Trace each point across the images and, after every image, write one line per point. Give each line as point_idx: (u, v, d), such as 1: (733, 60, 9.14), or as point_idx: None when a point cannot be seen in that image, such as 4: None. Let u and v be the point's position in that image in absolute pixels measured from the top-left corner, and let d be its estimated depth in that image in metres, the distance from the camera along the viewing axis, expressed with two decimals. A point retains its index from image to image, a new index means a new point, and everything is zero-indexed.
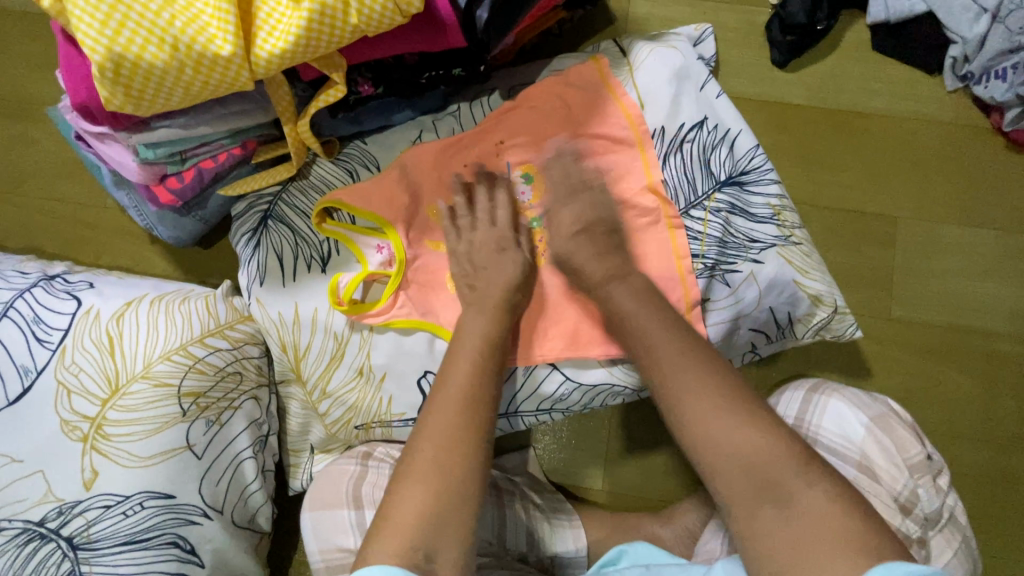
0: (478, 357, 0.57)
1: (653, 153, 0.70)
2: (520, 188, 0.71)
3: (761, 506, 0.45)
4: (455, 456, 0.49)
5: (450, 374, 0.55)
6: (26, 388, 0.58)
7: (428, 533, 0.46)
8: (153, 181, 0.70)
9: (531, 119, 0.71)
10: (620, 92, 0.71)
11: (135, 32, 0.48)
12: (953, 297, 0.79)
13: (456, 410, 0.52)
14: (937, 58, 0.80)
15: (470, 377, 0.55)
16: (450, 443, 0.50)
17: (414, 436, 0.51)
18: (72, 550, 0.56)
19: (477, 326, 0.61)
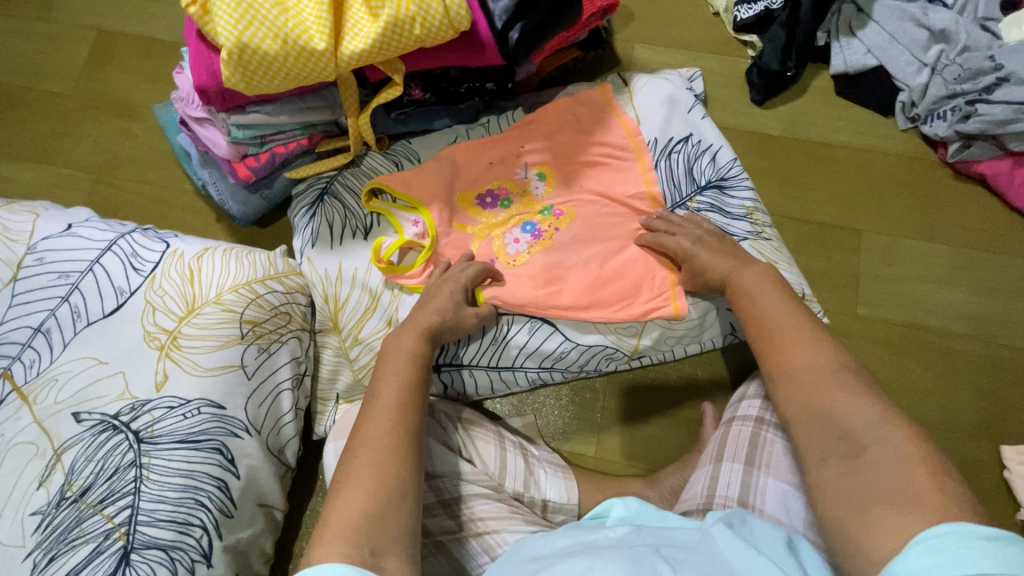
0: (407, 368, 0.63)
1: (648, 158, 0.84)
2: (534, 183, 0.85)
3: (826, 457, 0.51)
4: (388, 459, 0.54)
5: (381, 388, 0.60)
6: (119, 304, 0.71)
7: (369, 533, 0.48)
8: (236, 158, 0.85)
9: (547, 129, 0.87)
10: (621, 112, 0.87)
11: (257, 30, 0.65)
12: (912, 300, 0.90)
13: (386, 423, 0.57)
14: (890, 102, 0.96)
15: (401, 388, 0.61)
16: (383, 452, 0.54)
17: (351, 448, 0.56)
18: (138, 443, 0.66)
19: (406, 342, 0.66)
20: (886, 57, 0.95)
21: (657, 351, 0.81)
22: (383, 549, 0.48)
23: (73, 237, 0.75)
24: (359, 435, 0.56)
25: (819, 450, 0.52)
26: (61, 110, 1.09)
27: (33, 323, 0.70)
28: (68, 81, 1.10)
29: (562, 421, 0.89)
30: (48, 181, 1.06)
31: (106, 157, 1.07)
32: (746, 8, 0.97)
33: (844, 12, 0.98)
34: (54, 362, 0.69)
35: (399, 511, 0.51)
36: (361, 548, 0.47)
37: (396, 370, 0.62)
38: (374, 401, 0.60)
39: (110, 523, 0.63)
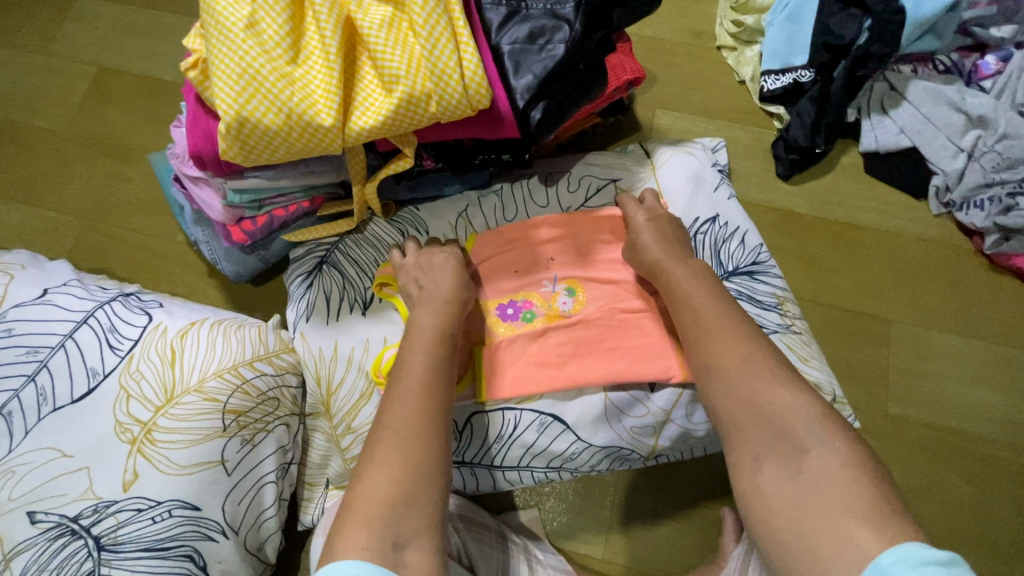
0: (433, 347, 0.63)
1: None
2: (562, 298, 0.77)
3: None
4: (414, 439, 0.54)
5: (405, 367, 0.61)
6: (90, 388, 0.64)
7: (393, 520, 0.49)
8: (231, 222, 0.80)
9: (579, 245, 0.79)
10: None
11: (259, 103, 0.60)
12: (946, 399, 0.84)
13: (411, 402, 0.57)
14: (923, 186, 0.92)
15: (425, 368, 0.61)
16: (410, 431, 0.55)
17: (375, 426, 0.56)
18: (98, 550, 0.59)
19: (429, 321, 0.66)
20: (921, 140, 0.90)
21: (674, 450, 0.75)
22: (407, 539, 0.49)
23: (47, 307, 0.69)
24: (384, 415, 0.57)
25: (752, 453, 0.53)
26: (52, 149, 1.04)
27: None
28: (62, 118, 1.05)
29: (567, 517, 0.82)
30: (33, 224, 1.00)
31: (96, 202, 1.01)
32: (773, 79, 0.94)
33: (876, 89, 0.94)
34: (11, 452, 0.62)
35: (421, 497, 0.52)
36: (383, 540, 0.48)
37: (421, 347, 0.63)
38: (400, 376, 0.60)
39: None
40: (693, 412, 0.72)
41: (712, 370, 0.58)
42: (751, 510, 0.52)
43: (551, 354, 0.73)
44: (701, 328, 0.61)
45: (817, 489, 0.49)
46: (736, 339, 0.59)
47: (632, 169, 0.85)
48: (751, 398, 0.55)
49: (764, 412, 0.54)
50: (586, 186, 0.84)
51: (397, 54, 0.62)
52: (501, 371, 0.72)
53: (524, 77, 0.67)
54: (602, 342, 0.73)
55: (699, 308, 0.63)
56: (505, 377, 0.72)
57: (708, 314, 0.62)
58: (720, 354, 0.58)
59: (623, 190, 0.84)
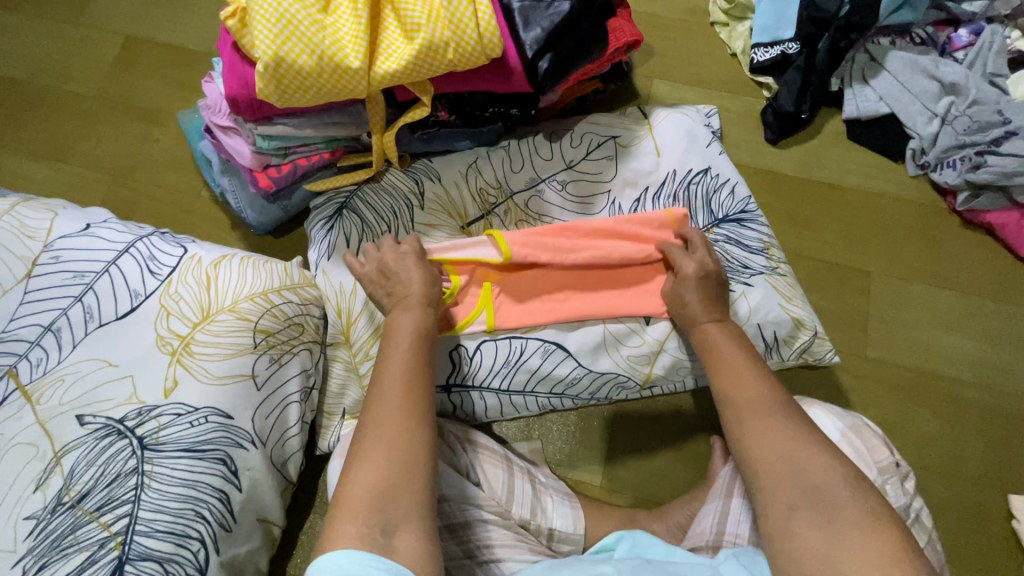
0: (412, 342, 0.63)
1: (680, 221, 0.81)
2: None
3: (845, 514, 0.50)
4: (399, 435, 0.54)
5: (386, 364, 0.61)
6: (134, 307, 0.71)
7: (381, 513, 0.50)
8: (258, 167, 0.86)
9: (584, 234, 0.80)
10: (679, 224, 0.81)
11: (294, 46, 0.66)
12: (921, 344, 0.91)
13: (393, 397, 0.57)
14: (901, 149, 0.99)
15: (403, 362, 0.61)
16: (395, 428, 0.55)
17: (360, 424, 0.57)
18: (141, 449, 0.65)
19: (407, 318, 0.66)
20: (898, 106, 0.97)
21: (668, 381, 0.81)
22: (397, 528, 0.49)
23: (90, 237, 0.75)
24: (368, 413, 0.57)
25: (786, 502, 0.54)
26: (82, 111, 1.10)
27: (44, 321, 0.69)
28: (92, 82, 1.11)
29: (568, 448, 0.88)
30: (65, 180, 1.06)
31: (125, 161, 1.07)
32: (763, 51, 1.01)
33: (858, 60, 1.01)
34: (61, 362, 0.68)
35: (407, 490, 0.52)
36: (374, 529, 0.49)
37: (402, 343, 0.63)
38: (381, 371, 0.60)
39: (106, 532, 0.62)
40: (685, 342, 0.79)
41: (740, 415, 0.60)
42: (782, 557, 0.52)
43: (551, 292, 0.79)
44: (731, 379, 0.63)
45: (842, 537, 0.50)
46: (759, 387, 0.61)
47: (631, 127, 0.91)
48: (782, 447, 0.56)
49: (788, 463, 0.55)
50: (587, 142, 0.90)
51: (419, 6, 0.69)
52: (505, 306, 0.78)
53: (533, 30, 0.73)
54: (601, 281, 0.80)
55: (730, 361, 0.65)
56: (508, 312, 0.78)
57: (739, 365, 0.64)
58: (753, 409, 0.60)
59: (622, 145, 0.89)
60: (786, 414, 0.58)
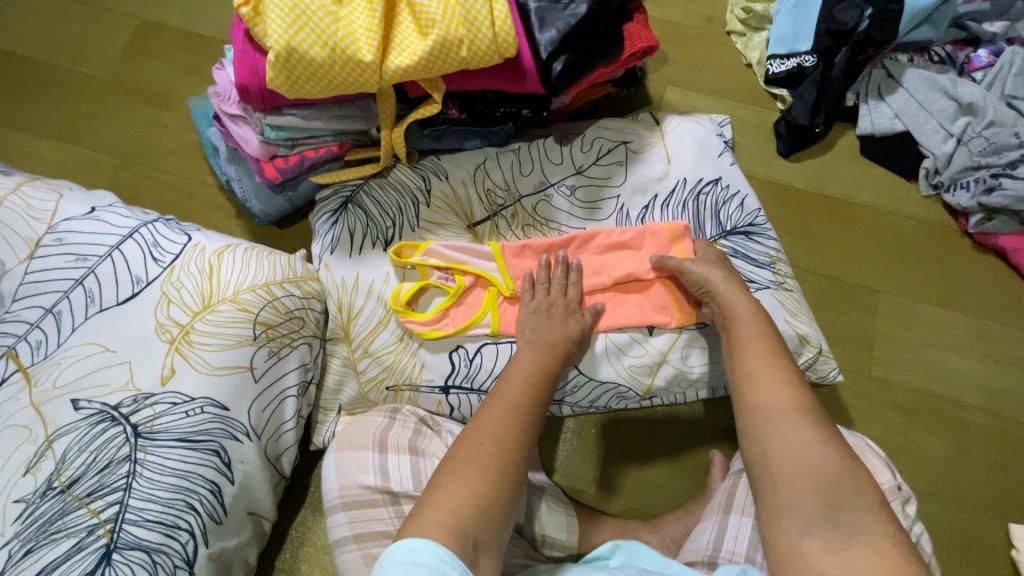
0: (538, 375, 0.64)
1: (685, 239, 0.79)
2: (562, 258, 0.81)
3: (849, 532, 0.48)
4: (506, 454, 0.54)
5: (508, 386, 0.62)
6: (134, 293, 0.70)
7: (473, 526, 0.49)
8: (265, 157, 0.85)
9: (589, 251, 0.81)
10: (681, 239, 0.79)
11: (307, 36, 0.65)
12: (927, 366, 0.90)
13: (510, 418, 0.58)
14: (915, 168, 0.98)
15: (521, 394, 0.61)
16: (503, 448, 0.55)
17: (469, 431, 0.57)
18: (135, 437, 0.64)
19: (532, 352, 0.67)
20: (913, 124, 0.97)
21: (669, 392, 0.80)
22: (482, 548, 0.48)
23: (95, 221, 0.75)
24: (479, 424, 0.57)
25: (789, 515, 0.51)
26: (92, 93, 1.09)
27: (45, 304, 0.69)
28: (102, 65, 1.11)
29: (564, 455, 0.87)
30: (71, 161, 1.06)
31: (131, 144, 1.07)
32: (778, 63, 1.00)
33: (875, 75, 0.99)
34: (60, 345, 0.68)
35: (498, 511, 0.51)
36: (460, 539, 0.47)
37: (522, 372, 0.64)
38: (501, 391, 0.61)
39: (96, 519, 0.62)
40: (688, 354, 0.78)
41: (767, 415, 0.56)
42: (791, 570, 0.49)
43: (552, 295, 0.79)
44: (759, 379, 0.59)
45: (860, 561, 0.47)
46: (791, 391, 0.57)
47: (643, 134, 0.90)
48: (807, 457, 0.53)
49: (809, 469, 0.52)
50: (597, 147, 0.89)
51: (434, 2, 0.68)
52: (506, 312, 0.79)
53: (548, 31, 0.73)
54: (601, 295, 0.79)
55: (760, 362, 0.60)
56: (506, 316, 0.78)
57: (762, 360, 0.60)
58: (776, 413, 0.56)
59: (633, 151, 0.88)
60: (811, 430, 0.54)
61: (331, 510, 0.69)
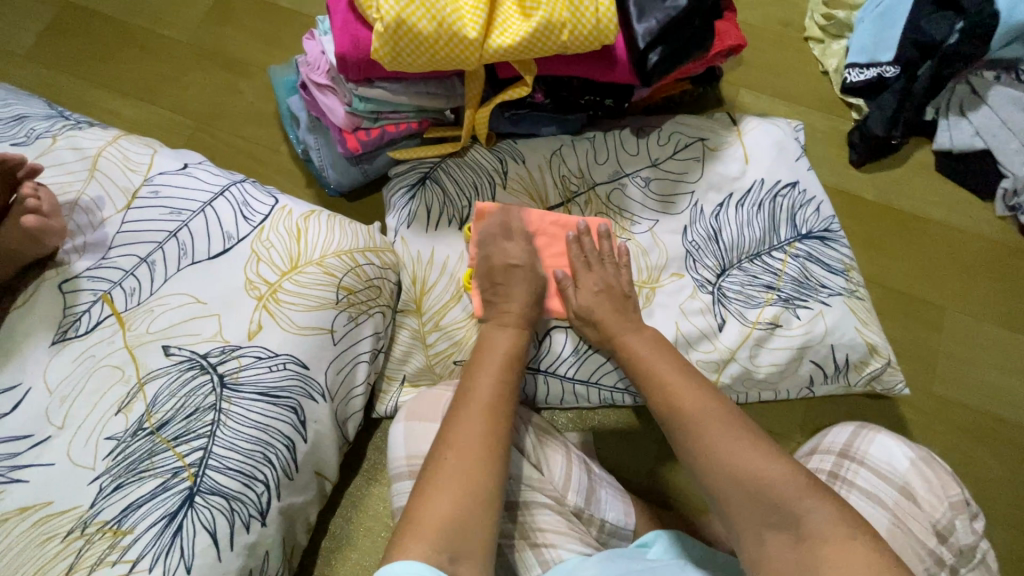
0: (498, 373, 0.65)
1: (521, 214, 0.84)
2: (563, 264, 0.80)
3: None
4: (475, 461, 0.55)
5: (472, 391, 0.62)
6: (225, 249, 0.72)
7: (451, 537, 0.49)
8: (348, 128, 0.86)
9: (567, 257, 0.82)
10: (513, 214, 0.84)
11: (415, 10, 0.66)
12: (992, 387, 0.89)
13: (477, 423, 0.58)
14: (992, 187, 0.96)
15: (488, 400, 0.61)
16: (472, 453, 0.55)
17: (437, 444, 0.57)
18: (221, 387, 0.66)
19: (494, 352, 0.69)
20: (994, 143, 0.95)
21: (732, 391, 0.81)
22: (463, 555, 0.48)
23: (188, 177, 0.77)
24: (450, 433, 0.58)
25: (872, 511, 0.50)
26: (174, 56, 1.12)
27: (140, 253, 0.71)
28: (186, 29, 1.14)
29: (617, 444, 0.88)
30: (150, 121, 1.09)
31: (208, 108, 1.09)
32: (857, 72, 1.00)
33: (957, 91, 0.98)
34: (153, 294, 0.70)
35: (476, 519, 0.51)
36: (441, 553, 0.47)
37: (486, 374, 0.65)
38: (466, 396, 0.62)
39: (180, 462, 0.63)
40: (755, 353, 0.80)
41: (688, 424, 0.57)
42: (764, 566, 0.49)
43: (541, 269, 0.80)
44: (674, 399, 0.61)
45: None
46: (710, 400, 0.59)
47: (720, 132, 0.90)
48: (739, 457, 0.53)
49: (736, 473, 0.52)
50: (674, 142, 0.89)
51: None
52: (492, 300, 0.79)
53: (647, 23, 0.73)
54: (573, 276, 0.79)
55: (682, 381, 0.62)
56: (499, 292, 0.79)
57: (676, 379, 0.62)
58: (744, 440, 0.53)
59: (710, 148, 0.88)
60: None
61: (398, 475, 0.70)
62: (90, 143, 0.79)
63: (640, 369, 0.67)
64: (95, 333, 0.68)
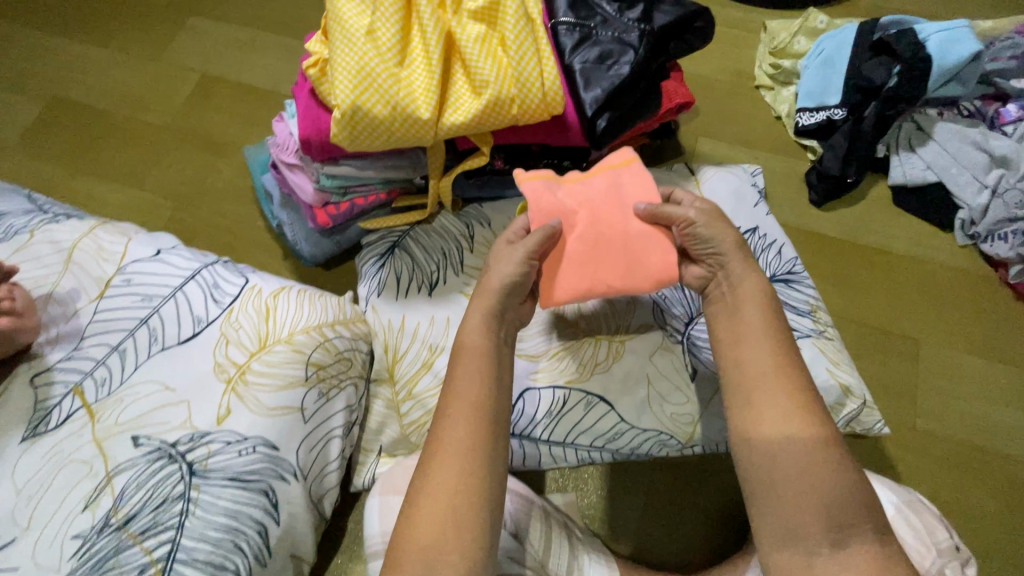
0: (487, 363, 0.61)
1: (631, 186, 0.71)
2: (611, 253, 0.68)
3: None
4: (462, 469, 0.55)
5: (457, 387, 0.60)
6: (195, 333, 0.73)
7: (427, 557, 0.51)
8: (317, 204, 0.89)
9: (632, 252, 0.68)
10: (623, 177, 0.72)
11: (369, 97, 0.70)
12: (975, 419, 0.88)
13: (464, 426, 0.57)
14: (949, 218, 0.99)
15: (475, 402, 0.58)
16: (456, 462, 0.55)
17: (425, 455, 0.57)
18: (190, 475, 0.66)
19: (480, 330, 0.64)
20: (946, 175, 0.98)
21: (711, 441, 0.79)
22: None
23: (161, 263, 0.79)
24: (439, 439, 0.57)
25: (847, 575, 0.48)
26: (155, 140, 1.17)
27: (111, 342, 0.72)
28: (167, 115, 1.19)
29: (602, 503, 0.85)
30: (132, 204, 1.12)
31: (188, 189, 1.13)
32: (808, 115, 1.05)
33: (904, 128, 1.02)
34: (124, 382, 0.70)
35: (468, 526, 0.53)
36: (425, 569, 0.51)
37: (473, 361, 0.61)
38: (451, 391, 0.60)
39: (148, 558, 0.62)
40: None
41: (752, 406, 0.59)
42: None
43: (607, 228, 0.68)
44: (749, 380, 0.60)
45: None
46: (782, 394, 0.58)
47: (679, 183, 0.93)
48: (795, 463, 0.55)
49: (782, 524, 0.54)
50: None
51: (487, 64, 0.73)
52: (539, 187, 0.68)
53: (594, 90, 0.77)
54: (603, 269, 0.68)
55: (759, 366, 0.60)
56: (555, 200, 0.68)
57: (758, 372, 0.60)
58: None
59: None
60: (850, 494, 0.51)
61: (372, 557, 0.68)
62: (66, 235, 0.81)
63: (731, 349, 0.63)
64: (65, 427, 0.68)
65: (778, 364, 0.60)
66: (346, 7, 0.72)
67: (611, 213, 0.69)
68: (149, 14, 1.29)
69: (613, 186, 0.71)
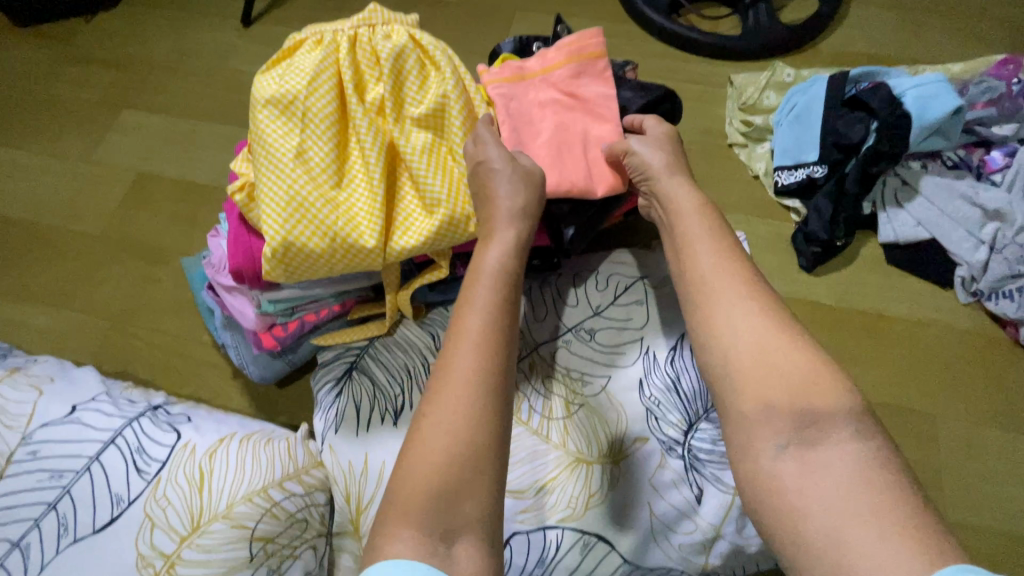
0: (492, 303, 0.55)
1: (592, 94, 0.71)
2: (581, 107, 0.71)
3: None
4: (467, 421, 0.48)
5: (455, 335, 0.53)
6: (113, 516, 0.62)
7: (440, 516, 0.44)
8: (262, 328, 0.79)
9: (600, 105, 0.71)
10: (587, 79, 0.71)
11: (303, 230, 0.61)
12: (1006, 502, 0.80)
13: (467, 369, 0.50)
14: (948, 276, 0.93)
15: (476, 344, 0.52)
16: (458, 409, 0.48)
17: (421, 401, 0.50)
18: None
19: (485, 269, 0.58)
20: (939, 231, 0.92)
21: (726, 568, 0.72)
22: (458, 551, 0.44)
23: (74, 425, 0.67)
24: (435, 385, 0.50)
25: None
26: (86, 251, 1.07)
27: (11, 537, 0.60)
28: (98, 222, 1.09)
29: None
30: (61, 326, 1.01)
31: (124, 304, 1.02)
32: (787, 174, 0.98)
33: (889, 183, 0.96)
34: None
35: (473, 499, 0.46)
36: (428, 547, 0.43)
37: (476, 304, 0.55)
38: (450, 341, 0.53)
39: None
40: (743, 525, 0.70)
41: (713, 310, 0.54)
42: None
43: (570, 133, 0.69)
44: (703, 288, 0.56)
45: None
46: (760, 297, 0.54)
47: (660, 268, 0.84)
48: (784, 391, 0.48)
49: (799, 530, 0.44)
50: (614, 286, 0.82)
51: (437, 179, 0.65)
52: (501, 89, 0.71)
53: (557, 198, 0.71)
54: (569, 142, 0.69)
55: (704, 273, 0.57)
56: (518, 105, 0.71)
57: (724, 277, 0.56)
58: None
59: (652, 287, 0.82)
60: None
61: None
62: None
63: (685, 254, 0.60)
64: None
65: (734, 264, 0.57)
66: (269, 129, 0.63)
67: (574, 121, 0.70)
68: (79, 111, 1.19)
69: (580, 94, 0.71)
